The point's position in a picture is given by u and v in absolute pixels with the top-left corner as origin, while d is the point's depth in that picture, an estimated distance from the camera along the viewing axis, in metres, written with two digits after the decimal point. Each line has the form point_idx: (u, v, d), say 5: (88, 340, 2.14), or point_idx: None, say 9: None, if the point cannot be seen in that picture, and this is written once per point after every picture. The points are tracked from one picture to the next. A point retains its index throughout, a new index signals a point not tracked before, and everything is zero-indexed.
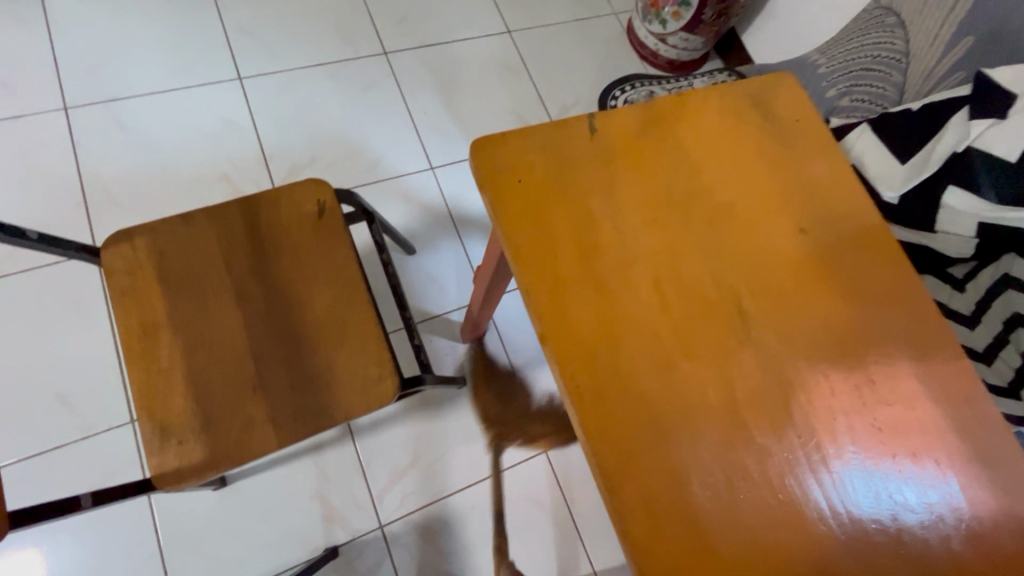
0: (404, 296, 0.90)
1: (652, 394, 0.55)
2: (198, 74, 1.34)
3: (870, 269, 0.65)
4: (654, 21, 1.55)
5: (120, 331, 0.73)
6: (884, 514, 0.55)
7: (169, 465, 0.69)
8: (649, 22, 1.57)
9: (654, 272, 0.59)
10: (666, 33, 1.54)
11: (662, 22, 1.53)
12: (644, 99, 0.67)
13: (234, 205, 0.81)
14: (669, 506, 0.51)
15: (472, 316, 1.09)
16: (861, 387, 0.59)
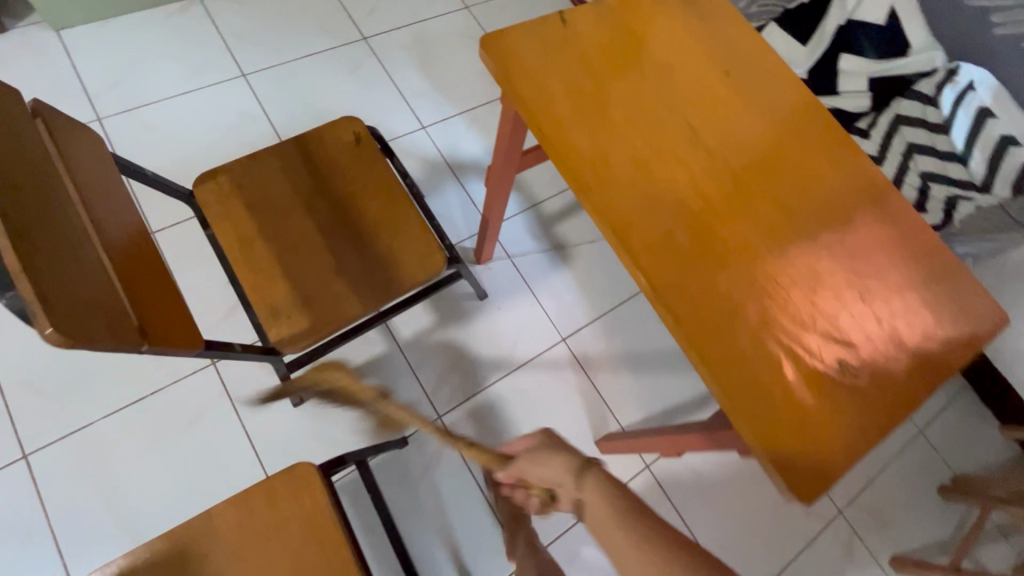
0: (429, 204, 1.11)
1: (640, 186, 0.77)
2: (207, 76, 1.54)
3: (780, 92, 0.88)
4: None
5: (223, 244, 0.92)
6: (810, 244, 0.78)
7: (284, 334, 0.89)
8: None
9: (626, 109, 0.81)
10: None
11: None
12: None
13: (289, 143, 1.01)
14: (664, 253, 0.73)
15: (486, 226, 1.31)
16: (783, 168, 0.83)
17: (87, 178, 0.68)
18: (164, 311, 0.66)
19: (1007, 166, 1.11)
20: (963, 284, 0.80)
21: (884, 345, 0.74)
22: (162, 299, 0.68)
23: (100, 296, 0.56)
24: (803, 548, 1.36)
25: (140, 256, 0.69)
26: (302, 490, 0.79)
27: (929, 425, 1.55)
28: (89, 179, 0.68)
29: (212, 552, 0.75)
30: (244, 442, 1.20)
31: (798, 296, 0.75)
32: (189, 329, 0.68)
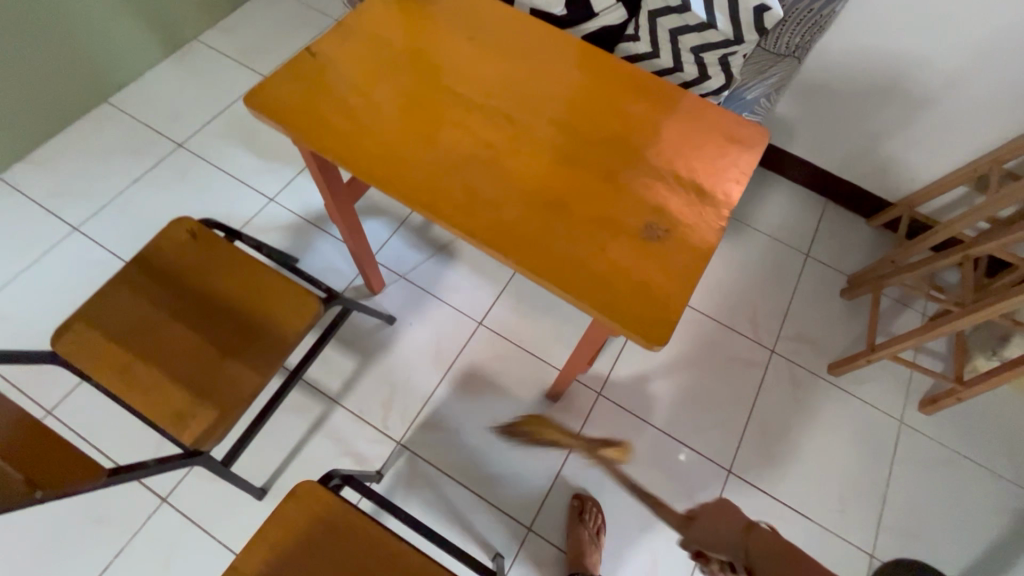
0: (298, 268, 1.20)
1: (432, 162, 0.84)
2: (41, 244, 1.51)
3: (523, 36, 1.00)
4: None
5: (106, 382, 0.94)
6: (594, 145, 0.89)
7: (197, 432, 0.91)
8: None
9: (395, 104, 0.89)
10: None
11: None
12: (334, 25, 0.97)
13: (131, 267, 1.04)
14: (473, 204, 0.81)
15: (360, 258, 1.36)
16: (548, 95, 0.94)
17: None
18: (48, 456, 0.68)
19: (745, 15, 1.27)
20: (725, 123, 0.94)
21: (681, 199, 0.86)
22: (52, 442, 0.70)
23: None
24: (757, 395, 1.50)
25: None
26: (303, 498, 0.90)
27: (813, 247, 1.74)
28: None
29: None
30: (228, 555, 1.21)
31: (600, 188, 0.85)
32: (79, 467, 0.71)
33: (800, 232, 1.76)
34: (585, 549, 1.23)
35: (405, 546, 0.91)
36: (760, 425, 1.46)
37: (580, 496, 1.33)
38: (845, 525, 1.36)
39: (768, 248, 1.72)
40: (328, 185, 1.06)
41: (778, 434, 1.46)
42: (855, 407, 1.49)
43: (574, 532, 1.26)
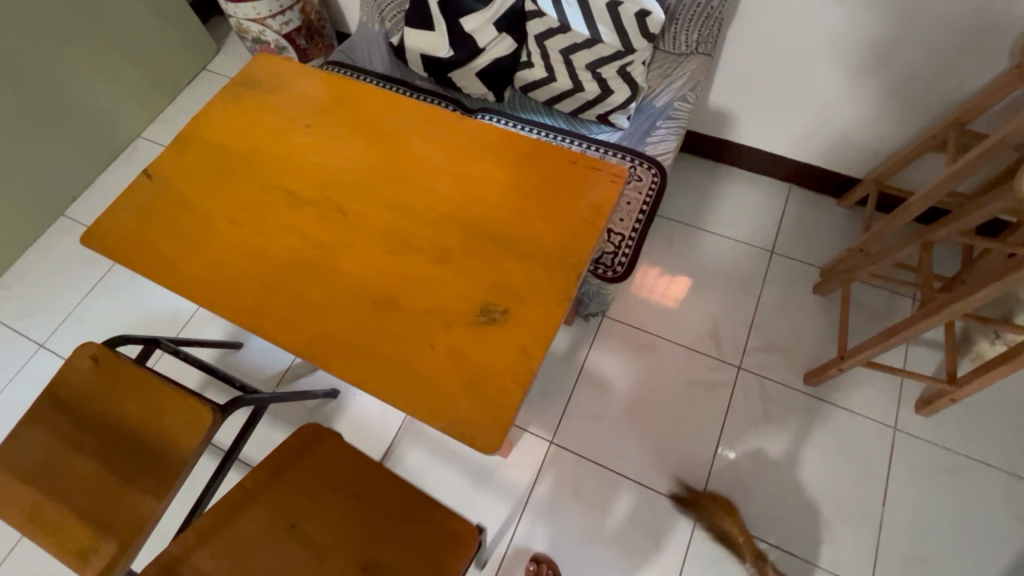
0: (228, 375, 1.24)
1: (260, 271, 0.81)
2: (13, 364, 1.61)
3: (362, 111, 0.95)
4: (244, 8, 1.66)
5: (17, 524, 0.97)
6: (431, 220, 0.83)
7: (100, 566, 0.93)
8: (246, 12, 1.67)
9: (226, 214, 0.86)
10: (262, 16, 1.67)
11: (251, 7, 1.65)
12: (173, 137, 0.96)
13: (41, 401, 1.07)
14: (299, 312, 0.77)
15: None
16: (385, 172, 0.88)
17: None
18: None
19: (628, 22, 1.20)
20: (577, 170, 0.85)
21: (525, 264, 0.78)
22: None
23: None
24: (725, 418, 1.38)
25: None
26: (292, 444, 0.95)
27: (777, 241, 1.59)
28: None
29: (237, 517, 0.89)
30: None
31: (434, 271, 0.78)
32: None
33: (762, 226, 1.62)
34: None
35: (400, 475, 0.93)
36: (731, 453, 1.34)
37: (537, 559, 1.25)
38: (838, 557, 1.22)
39: (727, 250, 1.59)
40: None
41: (752, 461, 1.33)
42: (837, 418, 1.35)
43: None
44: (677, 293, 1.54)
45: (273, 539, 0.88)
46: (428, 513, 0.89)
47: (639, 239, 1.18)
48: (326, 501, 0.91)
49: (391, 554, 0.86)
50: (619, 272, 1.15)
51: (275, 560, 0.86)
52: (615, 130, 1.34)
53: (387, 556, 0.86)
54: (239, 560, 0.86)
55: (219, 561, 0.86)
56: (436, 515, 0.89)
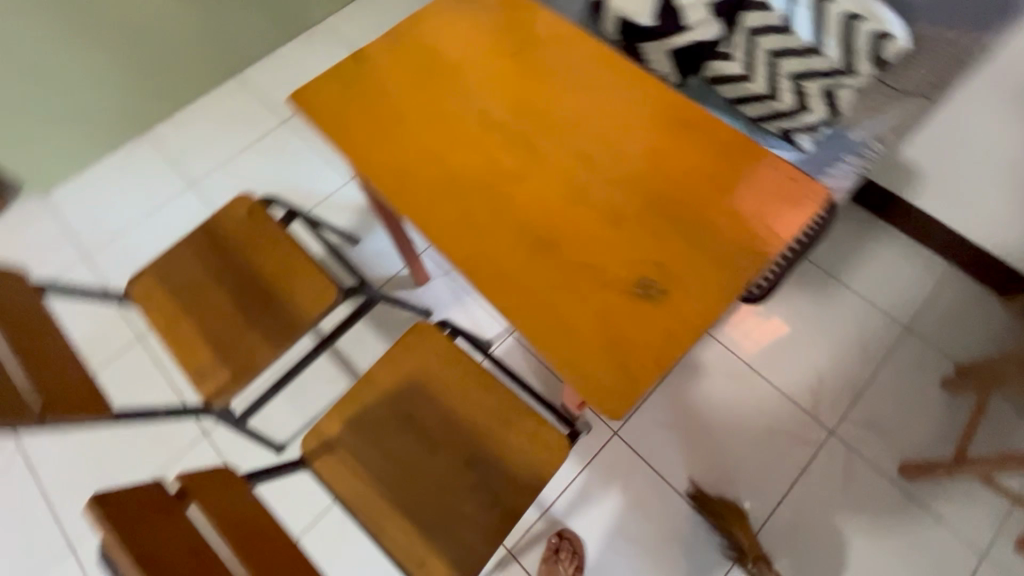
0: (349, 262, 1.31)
1: (439, 178, 0.83)
2: (164, 194, 1.79)
3: (567, 55, 0.94)
4: None
5: (157, 328, 1.09)
6: (611, 181, 0.82)
7: (213, 390, 1.03)
8: None
9: (421, 115, 0.89)
10: None
11: None
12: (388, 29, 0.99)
13: (198, 231, 1.19)
14: (466, 228, 0.79)
15: (405, 248, 1.42)
16: (575, 121, 0.88)
17: (20, 315, 0.86)
18: (53, 366, 0.83)
19: (861, 41, 1.17)
20: (773, 176, 0.81)
21: (694, 253, 0.76)
22: (204, 502, 0.66)
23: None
24: (798, 474, 1.32)
25: (33, 317, 0.88)
26: (416, 347, 0.98)
27: (917, 319, 1.46)
28: (32, 308, 0.89)
29: (367, 403, 0.96)
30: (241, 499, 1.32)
31: (603, 229, 0.78)
32: (98, 385, 0.86)
33: (906, 298, 1.48)
34: None
35: (512, 389, 0.96)
36: (791, 511, 1.29)
37: (561, 534, 1.26)
38: None
39: (857, 310, 1.48)
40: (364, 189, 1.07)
41: (813, 527, 1.27)
42: (920, 520, 1.26)
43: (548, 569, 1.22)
44: (761, 336, 1.46)
45: (400, 426, 0.94)
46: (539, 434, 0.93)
47: (784, 268, 1.12)
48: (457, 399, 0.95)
49: (508, 460, 0.92)
50: (755, 294, 1.12)
51: (406, 446, 0.93)
52: (793, 151, 1.23)
53: (508, 461, 0.92)
54: (376, 439, 0.93)
55: (359, 441, 0.93)
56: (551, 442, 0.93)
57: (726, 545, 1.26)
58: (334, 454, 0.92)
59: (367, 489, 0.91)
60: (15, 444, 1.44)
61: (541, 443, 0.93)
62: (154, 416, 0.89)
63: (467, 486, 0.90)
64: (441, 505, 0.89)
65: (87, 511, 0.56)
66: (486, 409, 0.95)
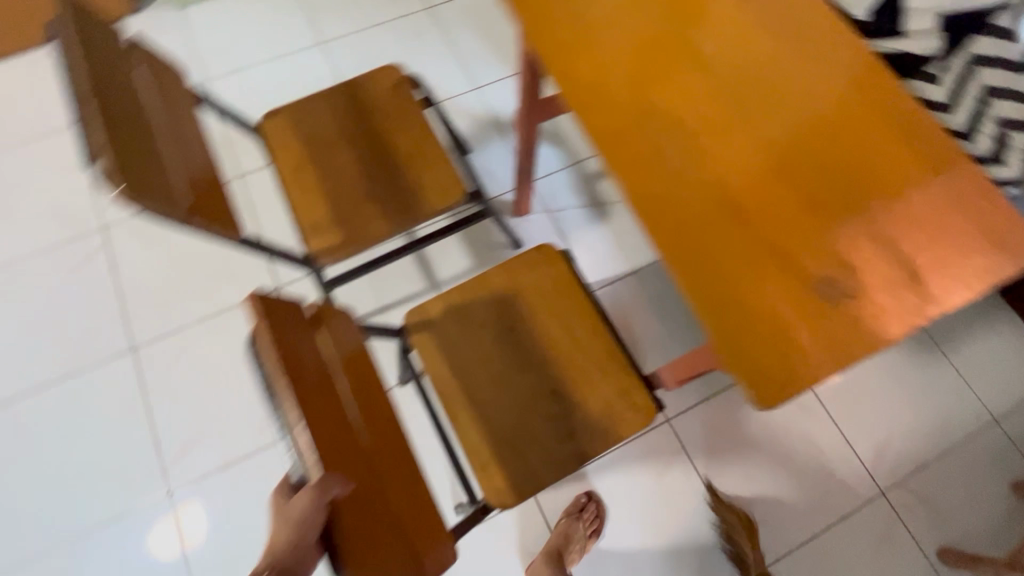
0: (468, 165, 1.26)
1: (634, 111, 0.81)
2: (292, 44, 1.75)
3: (798, 16, 0.86)
4: None
5: (281, 171, 1.08)
6: (810, 165, 0.77)
7: (322, 247, 1.02)
8: None
9: (629, 41, 0.86)
10: None
11: None
12: None
13: (340, 87, 1.15)
14: (649, 170, 0.78)
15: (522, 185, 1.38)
16: (789, 90, 0.81)
17: (176, 109, 0.85)
18: (197, 171, 0.82)
19: None
20: (992, 211, 0.73)
21: (880, 266, 0.71)
22: (330, 339, 0.71)
23: (127, 154, 0.69)
24: (833, 522, 1.29)
25: (185, 117, 0.87)
26: (529, 265, 1.00)
27: (1009, 415, 1.36)
28: (185, 106, 0.87)
29: (471, 300, 0.98)
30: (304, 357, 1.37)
31: (793, 213, 0.74)
32: (231, 205, 0.85)
33: (1006, 391, 1.38)
34: (571, 540, 1.16)
35: (612, 337, 0.96)
36: (813, 551, 1.27)
37: (590, 495, 1.24)
38: None
39: (950, 385, 1.39)
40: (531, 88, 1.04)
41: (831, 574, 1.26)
42: None
43: (568, 523, 1.19)
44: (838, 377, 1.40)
45: (495, 332, 0.96)
46: (627, 388, 0.93)
47: None
48: (558, 327, 0.96)
49: (589, 403, 0.92)
50: None
51: (496, 351, 0.95)
52: None
53: (589, 404, 0.92)
54: (470, 334, 0.96)
55: (454, 331, 0.96)
56: (633, 404, 0.92)
57: (729, 552, 1.25)
58: (428, 334, 0.96)
59: (449, 376, 0.94)
60: (103, 238, 1.48)
61: (630, 399, 0.92)
62: (273, 253, 0.89)
63: (542, 410, 0.91)
64: (512, 419, 0.91)
65: (246, 302, 0.61)
66: (584, 347, 0.95)
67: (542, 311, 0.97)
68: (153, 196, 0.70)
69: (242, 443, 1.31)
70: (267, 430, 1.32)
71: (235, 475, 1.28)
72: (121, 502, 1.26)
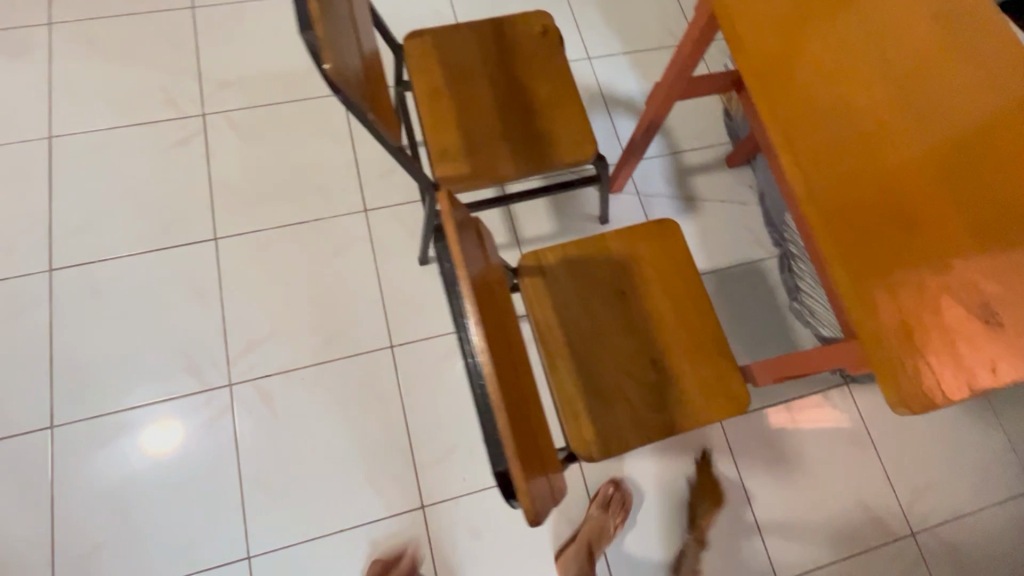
0: None
1: (815, 101, 0.81)
2: None
3: (998, 35, 0.84)
4: None
5: (417, 92, 1.08)
6: (986, 188, 0.76)
7: (448, 174, 1.02)
8: None
9: (819, 31, 0.85)
10: None
11: None
12: None
13: (487, 22, 1.14)
14: (822, 162, 0.78)
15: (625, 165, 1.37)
16: (976, 110, 0.80)
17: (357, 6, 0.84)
18: (370, 71, 0.82)
19: None
20: None
21: None
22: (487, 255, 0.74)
23: (331, 36, 0.68)
24: (857, 553, 1.32)
25: (361, 14, 0.86)
26: (646, 235, 1.01)
27: None
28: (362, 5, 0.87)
29: (585, 257, 0.99)
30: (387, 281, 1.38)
31: (963, 231, 0.74)
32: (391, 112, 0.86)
33: None
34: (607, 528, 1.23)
35: (717, 323, 0.97)
36: None
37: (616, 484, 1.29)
38: None
39: (997, 446, 1.40)
40: (684, 58, 1.03)
41: None
42: None
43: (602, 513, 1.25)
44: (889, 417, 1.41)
45: (605, 292, 0.97)
46: (727, 374, 0.94)
47: None
48: (667, 302, 0.97)
49: (686, 380, 0.93)
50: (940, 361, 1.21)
51: (602, 311, 0.96)
52: None
53: (686, 381, 0.93)
54: (580, 290, 0.97)
55: (565, 283, 0.97)
56: (731, 391, 0.93)
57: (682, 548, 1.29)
58: (539, 280, 0.97)
59: (554, 326, 0.95)
60: (202, 125, 1.48)
61: (726, 386, 0.93)
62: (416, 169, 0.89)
63: (639, 376, 0.93)
64: (609, 379, 0.92)
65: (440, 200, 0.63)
66: (690, 326, 0.96)
67: (653, 283, 0.98)
68: (348, 84, 0.71)
69: (306, 352, 1.32)
70: (332, 346, 1.33)
71: (295, 380, 1.30)
72: (181, 382, 1.28)
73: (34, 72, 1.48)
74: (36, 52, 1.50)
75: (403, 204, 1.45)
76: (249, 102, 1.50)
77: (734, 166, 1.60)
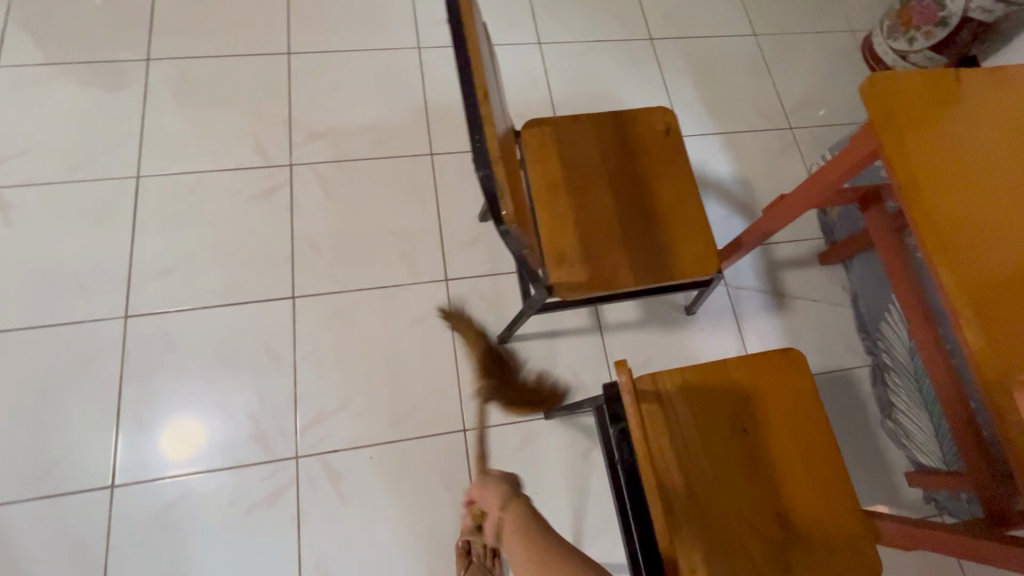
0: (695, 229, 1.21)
1: (992, 264, 0.79)
2: (510, 35, 1.70)
3: None
4: (900, 39, 1.60)
5: (534, 185, 1.03)
6: None
7: (563, 279, 0.97)
8: (894, 39, 1.63)
9: (992, 186, 0.83)
10: (911, 50, 1.58)
11: (909, 40, 1.58)
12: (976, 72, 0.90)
13: (608, 115, 1.10)
14: (1002, 332, 0.75)
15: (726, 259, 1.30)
16: None
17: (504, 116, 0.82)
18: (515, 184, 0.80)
19: None
20: None
21: None
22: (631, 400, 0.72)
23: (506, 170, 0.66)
24: None
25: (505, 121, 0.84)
26: (773, 367, 0.93)
27: None
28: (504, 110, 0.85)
29: (707, 384, 0.92)
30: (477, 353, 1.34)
31: None
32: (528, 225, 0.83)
33: None
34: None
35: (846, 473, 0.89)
36: None
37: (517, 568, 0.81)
38: None
39: None
40: (835, 176, 0.97)
41: None
42: None
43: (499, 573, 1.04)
44: None
45: (726, 426, 0.90)
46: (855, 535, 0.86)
47: None
48: (794, 442, 0.90)
49: (808, 536, 0.85)
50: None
51: (722, 449, 0.89)
52: None
53: (809, 537, 0.85)
54: (699, 421, 0.90)
55: (683, 412, 0.90)
56: (858, 552, 0.85)
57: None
58: (655, 407, 0.90)
59: (670, 461, 0.88)
60: (288, 174, 1.45)
61: (856, 548, 0.85)
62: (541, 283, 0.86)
63: (759, 526, 0.85)
64: (726, 527, 0.84)
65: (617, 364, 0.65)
66: (816, 473, 0.88)
67: (779, 421, 0.91)
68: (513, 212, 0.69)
69: (376, 428, 1.27)
70: (403, 423, 1.28)
71: (363, 459, 1.24)
72: (248, 449, 1.23)
73: (127, 109, 1.47)
74: (132, 88, 1.49)
75: (485, 276, 1.40)
76: (338, 155, 1.48)
77: (827, 264, 1.53)
